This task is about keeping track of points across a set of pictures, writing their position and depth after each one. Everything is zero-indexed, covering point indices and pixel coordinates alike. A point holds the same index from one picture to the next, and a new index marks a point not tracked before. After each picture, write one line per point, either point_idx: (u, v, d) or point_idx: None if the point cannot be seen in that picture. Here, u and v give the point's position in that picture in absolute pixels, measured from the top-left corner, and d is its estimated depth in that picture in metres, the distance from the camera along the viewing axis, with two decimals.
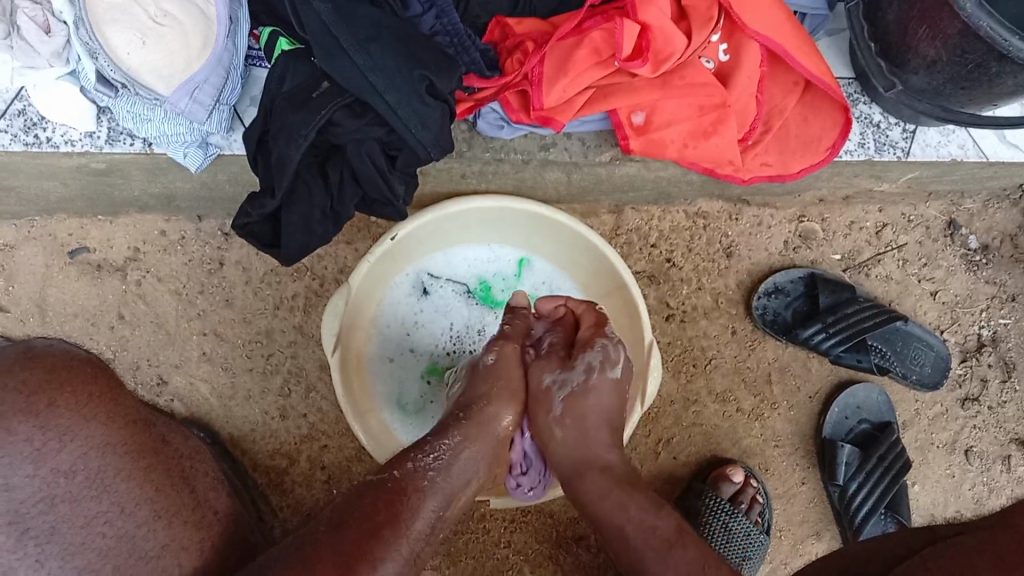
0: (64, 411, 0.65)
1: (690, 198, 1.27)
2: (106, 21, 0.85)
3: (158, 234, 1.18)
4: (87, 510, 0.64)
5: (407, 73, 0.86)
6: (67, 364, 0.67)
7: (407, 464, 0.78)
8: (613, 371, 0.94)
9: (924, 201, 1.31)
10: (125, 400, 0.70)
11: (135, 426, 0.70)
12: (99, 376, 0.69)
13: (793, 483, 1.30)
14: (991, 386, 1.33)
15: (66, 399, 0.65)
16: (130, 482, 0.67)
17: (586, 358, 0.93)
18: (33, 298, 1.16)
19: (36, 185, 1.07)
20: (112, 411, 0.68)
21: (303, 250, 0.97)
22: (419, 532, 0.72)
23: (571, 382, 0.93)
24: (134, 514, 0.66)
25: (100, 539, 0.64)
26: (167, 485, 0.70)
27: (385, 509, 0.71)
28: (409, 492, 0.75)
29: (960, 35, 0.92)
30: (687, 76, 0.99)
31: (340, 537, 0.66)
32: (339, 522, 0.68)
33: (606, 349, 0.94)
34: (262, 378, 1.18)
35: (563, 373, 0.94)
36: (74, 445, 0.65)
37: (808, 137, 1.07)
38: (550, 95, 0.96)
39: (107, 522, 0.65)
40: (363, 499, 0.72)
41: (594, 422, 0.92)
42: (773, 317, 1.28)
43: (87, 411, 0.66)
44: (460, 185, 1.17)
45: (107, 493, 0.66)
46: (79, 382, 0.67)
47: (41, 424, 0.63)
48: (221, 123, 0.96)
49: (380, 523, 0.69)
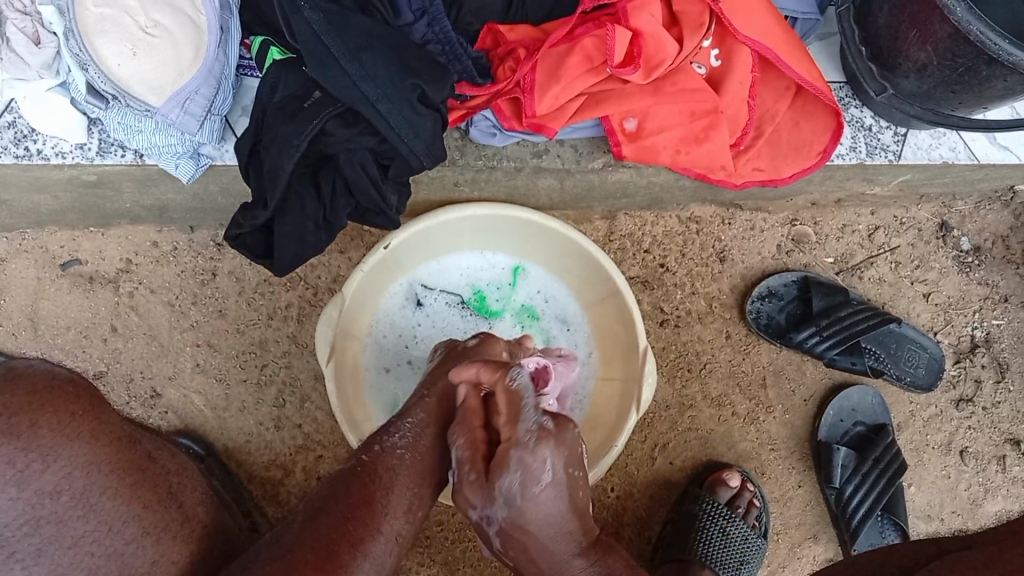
0: (46, 430, 0.63)
1: (682, 203, 1.27)
2: (96, 32, 0.85)
3: (150, 246, 1.18)
4: (73, 530, 0.63)
5: (399, 81, 0.86)
6: (49, 384, 0.66)
7: (376, 447, 0.80)
8: (540, 482, 0.74)
9: (915, 204, 1.32)
10: (110, 417, 0.69)
11: (121, 442, 0.70)
12: (81, 394, 0.68)
13: (790, 487, 1.30)
14: (985, 387, 1.33)
15: (49, 420, 0.64)
16: (114, 500, 0.67)
17: (504, 486, 0.74)
18: (25, 311, 1.16)
19: (27, 198, 1.06)
20: (96, 429, 0.67)
21: (296, 260, 0.97)
22: (396, 512, 0.76)
23: (495, 520, 0.76)
24: (121, 531, 0.66)
25: (88, 558, 0.64)
26: (154, 501, 0.70)
27: (360, 491, 0.74)
28: (382, 475, 0.77)
29: (950, 39, 0.92)
30: (678, 82, 0.99)
31: (315, 525, 0.68)
32: (315, 514, 0.70)
33: (524, 466, 0.74)
34: (256, 389, 1.18)
35: (487, 512, 0.76)
36: (59, 466, 0.64)
37: (799, 142, 1.07)
38: (542, 103, 0.96)
39: (95, 540, 0.64)
40: (341, 487, 0.74)
41: (538, 543, 0.76)
42: (767, 321, 1.28)
43: (71, 430, 0.65)
44: (453, 193, 1.17)
45: (92, 511, 0.65)
46: (62, 401, 0.65)
47: (24, 446, 0.62)
48: (213, 133, 0.96)
49: (358, 508, 0.72)
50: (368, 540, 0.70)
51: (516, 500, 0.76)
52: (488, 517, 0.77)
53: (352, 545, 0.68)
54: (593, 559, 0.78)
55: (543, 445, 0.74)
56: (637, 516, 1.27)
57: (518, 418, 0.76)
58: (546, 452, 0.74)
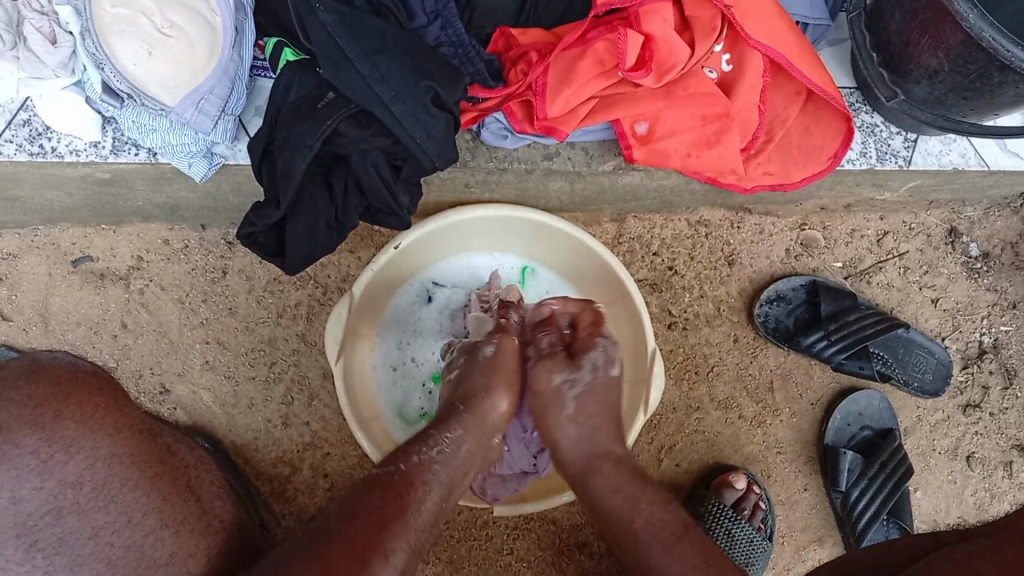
0: (71, 422, 0.65)
1: (692, 206, 1.28)
2: (112, 32, 0.86)
3: (161, 243, 1.18)
4: (95, 520, 0.64)
5: (413, 83, 0.86)
6: (74, 376, 0.68)
7: (412, 457, 0.79)
8: (615, 365, 0.94)
9: (924, 209, 1.32)
10: (132, 411, 0.71)
11: (141, 436, 0.70)
12: (104, 387, 0.69)
13: (796, 490, 1.30)
14: (992, 394, 1.33)
15: (73, 412, 0.65)
16: (135, 491, 0.67)
17: (591, 358, 0.93)
18: (35, 306, 1.16)
19: (39, 194, 1.07)
20: (118, 422, 0.68)
21: (307, 260, 0.98)
22: (423, 524, 0.75)
23: (579, 381, 0.91)
24: (141, 523, 0.66)
25: (108, 549, 0.64)
26: (173, 493, 0.70)
27: (393, 502, 0.73)
28: (414, 485, 0.76)
29: (962, 45, 0.93)
30: (689, 86, 0.99)
31: (348, 530, 0.68)
32: (349, 520, 0.69)
33: (609, 347, 0.95)
34: (265, 387, 1.18)
35: (572, 371, 0.92)
36: (81, 457, 0.64)
37: (810, 146, 1.07)
38: (554, 106, 0.96)
39: (114, 532, 0.65)
40: (370, 493, 0.73)
41: (608, 418, 0.91)
42: (775, 325, 1.28)
43: (94, 422, 0.66)
44: (463, 193, 1.17)
45: (113, 503, 0.65)
46: (86, 394, 0.67)
47: (48, 437, 0.63)
48: (226, 133, 0.96)
49: (388, 518, 0.71)
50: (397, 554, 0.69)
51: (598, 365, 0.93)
52: (571, 380, 0.92)
53: (385, 557, 0.68)
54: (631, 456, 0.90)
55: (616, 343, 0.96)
56: None
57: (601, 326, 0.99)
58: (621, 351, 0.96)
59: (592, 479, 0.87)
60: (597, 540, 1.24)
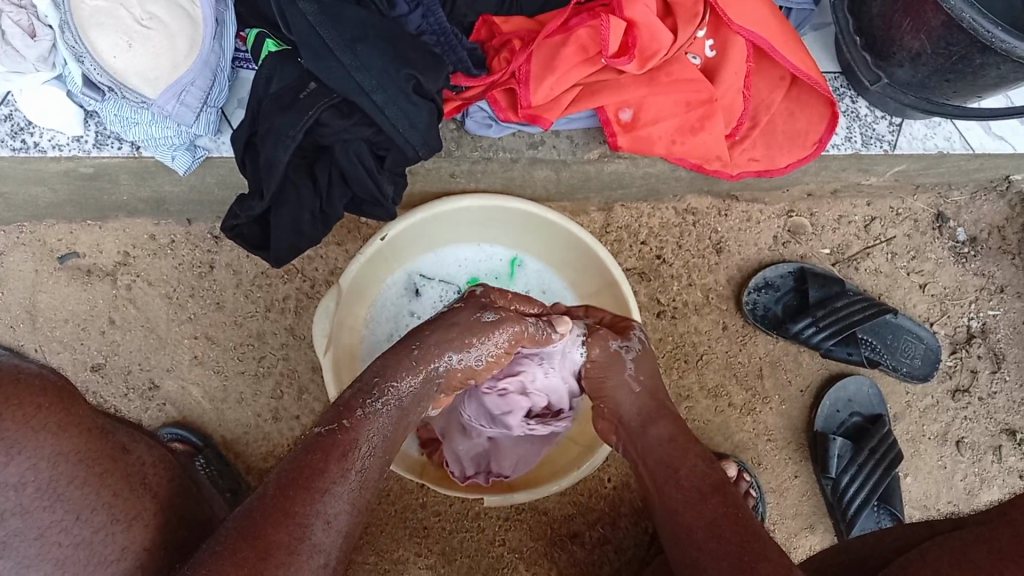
0: (11, 424, 0.60)
1: (679, 194, 1.28)
2: (91, 25, 0.86)
3: (147, 238, 1.18)
4: (39, 520, 0.61)
5: (395, 72, 0.86)
6: (14, 378, 0.62)
7: (357, 412, 0.78)
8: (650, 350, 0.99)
9: (911, 194, 1.32)
10: (79, 409, 0.66)
11: (92, 433, 0.66)
12: (49, 386, 0.65)
13: (787, 477, 1.30)
14: (981, 378, 1.33)
15: (14, 413, 0.61)
16: (83, 488, 0.64)
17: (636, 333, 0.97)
18: (23, 304, 1.16)
19: (23, 189, 1.07)
20: (63, 421, 0.64)
21: (292, 251, 0.98)
22: (369, 481, 0.75)
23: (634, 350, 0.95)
24: (89, 520, 0.63)
25: (55, 548, 0.61)
26: (126, 490, 0.67)
27: (338, 460, 0.73)
28: (359, 443, 0.76)
29: (944, 27, 0.93)
30: (673, 72, 0.99)
31: (290, 500, 0.68)
32: (290, 482, 0.69)
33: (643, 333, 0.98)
34: (254, 381, 1.18)
35: (624, 338, 0.96)
36: (23, 457, 0.60)
37: (794, 132, 1.07)
38: (537, 94, 0.96)
39: (62, 530, 0.62)
40: (312, 453, 0.72)
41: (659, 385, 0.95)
42: (763, 312, 1.28)
43: (36, 422, 0.62)
44: (450, 184, 1.17)
45: (60, 501, 0.62)
46: (28, 393, 0.62)
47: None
48: (209, 126, 0.96)
49: (331, 480, 0.71)
50: (342, 518, 0.71)
51: (631, 352, 0.95)
52: (624, 347, 0.95)
53: (327, 523, 0.69)
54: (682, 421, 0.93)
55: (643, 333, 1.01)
56: (635, 505, 1.25)
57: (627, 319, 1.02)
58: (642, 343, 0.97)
59: (653, 428, 0.89)
60: (589, 530, 1.24)
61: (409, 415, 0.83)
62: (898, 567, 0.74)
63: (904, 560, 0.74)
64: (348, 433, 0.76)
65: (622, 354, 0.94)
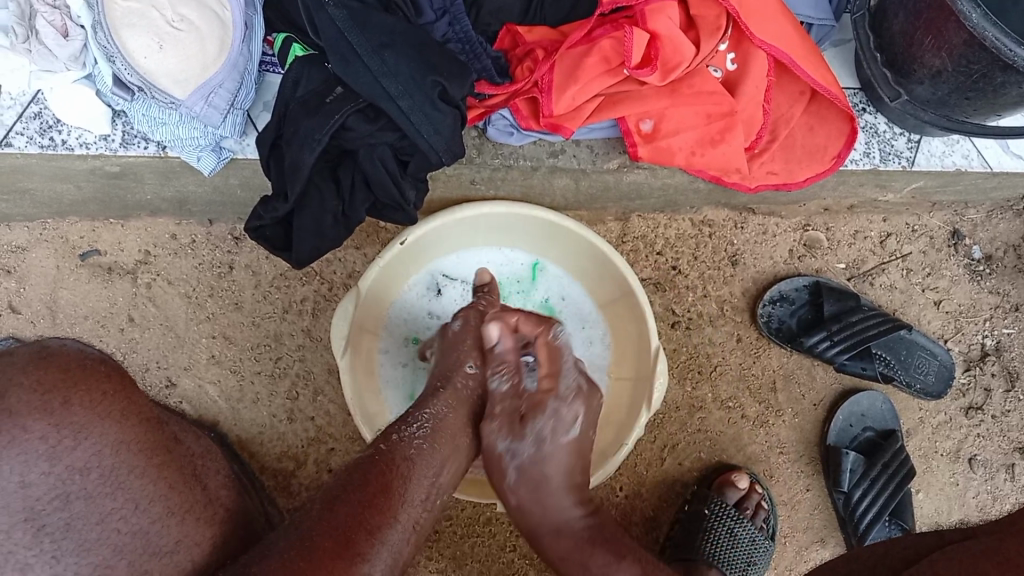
0: (78, 410, 0.60)
1: (696, 206, 1.28)
2: (123, 25, 0.86)
3: (168, 238, 1.19)
4: (101, 507, 0.61)
5: (421, 78, 0.87)
6: (82, 364, 0.62)
7: (393, 436, 0.81)
8: (567, 432, 0.91)
9: (927, 212, 1.32)
10: (141, 398, 0.66)
11: (150, 424, 0.66)
12: (112, 373, 0.65)
13: (798, 490, 1.31)
14: (994, 396, 1.33)
15: (81, 399, 0.61)
16: (142, 480, 0.64)
17: (536, 428, 0.89)
18: (44, 300, 1.17)
19: (49, 187, 1.08)
20: (125, 409, 0.64)
21: (315, 253, 0.99)
22: (414, 500, 0.76)
23: (521, 454, 0.89)
24: (147, 510, 0.63)
25: (113, 536, 0.61)
26: (180, 484, 0.67)
27: (377, 479, 0.74)
28: (397, 461, 0.78)
29: (965, 45, 0.93)
30: (695, 84, 1.00)
31: (333, 511, 0.68)
32: (331, 499, 0.70)
33: (558, 416, 0.91)
34: (270, 381, 1.19)
35: (514, 440, 0.89)
36: (88, 443, 0.60)
37: (813, 146, 1.08)
38: (560, 103, 0.97)
39: (121, 517, 0.62)
40: (356, 473, 0.75)
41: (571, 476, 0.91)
42: (778, 325, 1.29)
43: (101, 408, 0.62)
44: (469, 191, 1.18)
45: (121, 489, 0.62)
46: (94, 379, 0.62)
47: (57, 423, 0.59)
48: (235, 127, 0.98)
49: (374, 494, 0.72)
50: (385, 528, 0.70)
51: (518, 457, 0.89)
52: (512, 449, 0.89)
53: (370, 533, 0.68)
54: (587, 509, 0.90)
55: (578, 401, 0.92)
56: (645, 515, 1.27)
57: (559, 375, 0.94)
58: (579, 407, 0.92)
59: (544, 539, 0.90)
60: None
61: (460, 445, 0.87)
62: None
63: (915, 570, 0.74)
64: (384, 454, 0.78)
65: (504, 460, 0.89)
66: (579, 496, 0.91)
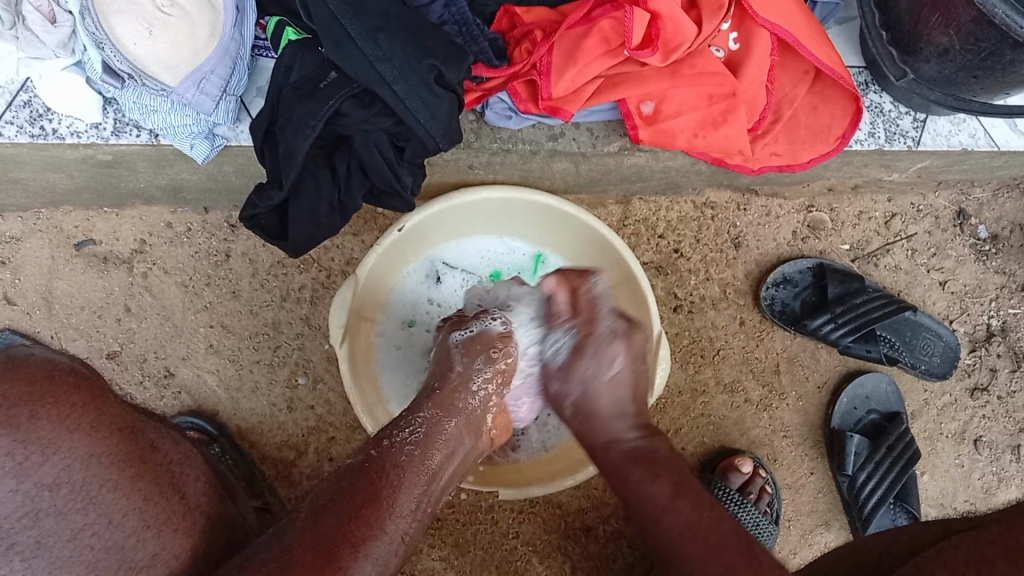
0: (46, 422, 0.60)
1: (697, 188, 1.26)
2: (111, 11, 0.84)
3: (164, 226, 1.18)
4: (74, 522, 0.60)
5: (416, 61, 0.85)
6: (52, 375, 0.62)
7: (383, 440, 0.80)
8: (610, 371, 0.88)
9: (932, 191, 1.31)
10: (113, 406, 0.65)
11: (124, 432, 0.65)
12: (82, 382, 0.64)
13: (802, 474, 1.30)
14: (1000, 376, 1.32)
15: (49, 411, 0.60)
16: (116, 492, 0.63)
17: (584, 368, 0.88)
18: (38, 291, 1.16)
19: (40, 177, 1.06)
20: (97, 420, 0.63)
21: (312, 242, 0.97)
22: (403, 509, 0.74)
23: (571, 394, 0.89)
24: (121, 524, 0.63)
25: (89, 551, 0.60)
26: (156, 493, 0.66)
27: (364, 487, 0.73)
28: (387, 468, 0.76)
29: (974, 23, 0.91)
30: (696, 65, 0.98)
31: (317, 524, 0.67)
32: (319, 508, 0.70)
33: (599, 356, 0.88)
34: (269, 370, 1.18)
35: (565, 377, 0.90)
36: (60, 456, 0.60)
37: (818, 127, 1.06)
38: (559, 86, 0.95)
39: (94, 532, 0.61)
40: (344, 481, 0.74)
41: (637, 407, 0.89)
42: (781, 308, 1.27)
43: (71, 421, 0.61)
44: (467, 176, 1.16)
45: (93, 503, 0.61)
46: (63, 391, 0.61)
47: (24, 437, 0.58)
48: (228, 113, 0.96)
49: (358, 503, 0.71)
50: (370, 540, 0.69)
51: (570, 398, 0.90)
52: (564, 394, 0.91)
53: (354, 546, 0.67)
54: (646, 433, 0.86)
55: (619, 342, 0.89)
56: None
57: (595, 320, 0.90)
58: (617, 349, 0.89)
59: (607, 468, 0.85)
60: (603, 524, 1.23)
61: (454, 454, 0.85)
62: (910, 566, 0.72)
63: (918, 559, 0.73)
64: (376, 459, 0.77)
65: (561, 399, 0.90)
66: (639, 420, 0.87)
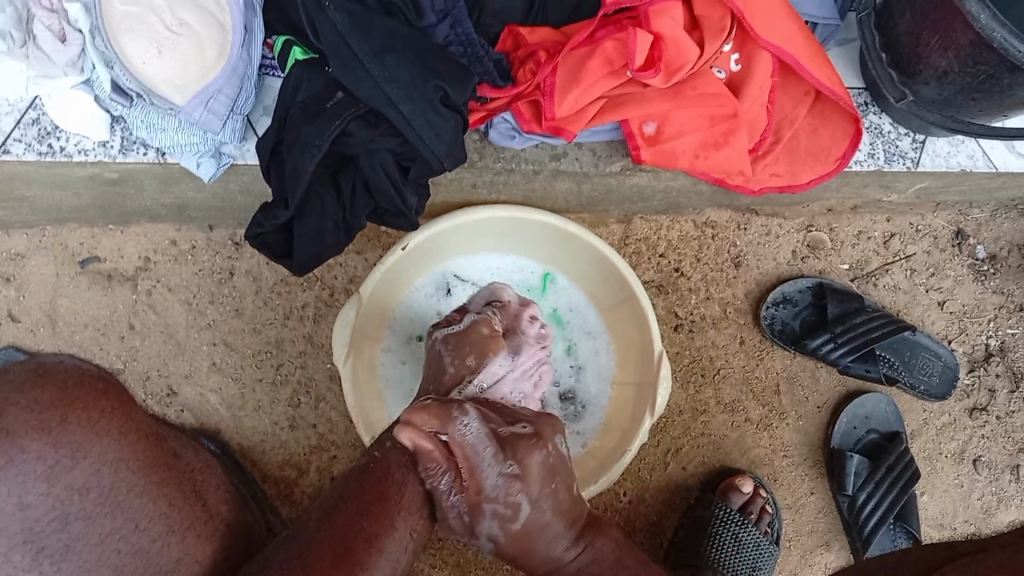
0: (76, 428, 0.62)
1: (698, 207, 1.27)
2: (122, 29, 0.87)
3: (168, 244, 1.18)
4: (100, 526, 0.63)
5: (423, 82, 0.86)
6: (83, 381, 0.64)
7: (387, 443, 0.81)
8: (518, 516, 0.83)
9: (931, 211, 1.31)
10: (137, 414, 0.68)
11: (149, 440, 0.68)
12: (111, 390, 0.66)
13: (802, 493, 1.30)
14: (999, 397, 1.33)
15: (78, 417, 0.62)
16: (141, 497, 0.66)
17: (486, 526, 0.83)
18: (43, 308, 1.16)
19: (47, 195, 1.07)
20: (124, 427, 0.66)
21: (315, 261, 0.98)
22: (410, 506, 0.76)
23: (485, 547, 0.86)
24: (147, 529, 0.65)
25: (116, 555, 0.63)
26: (180, 499, 0.69)
27: (372, 488, 0.75)
28: (392, 470, 0.77)
29: (972, 46, 0.92)
30: (698, 86, 0.99)
31: (332, 522, 0.70)
32: (328, 511, 0.72)
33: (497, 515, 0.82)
34: (271, 389, 1.18)
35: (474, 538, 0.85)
36: (88, 462, 0.62)
37: (818, 148, 1.07)
38: (562, 107, 0.96)
39: (121, 536, 0.64)
40: (352, 484, 0.75)
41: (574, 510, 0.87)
42: (781, 327, 1.28)
43: (100, 427, 0.64)
44: (470, 195, 1.17)
45: (121, 508, 0.64)
46: (92, 398, 0.64)
47: (53, 441, 0.61)
48: (235, 133, 0.97)
49: (366, 505, 0.73)
50: (384, 536, 0.71)
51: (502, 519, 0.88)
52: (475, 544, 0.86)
53: (368, 541, 0.70)
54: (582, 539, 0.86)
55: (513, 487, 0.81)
56: (649, 521, 1.27)
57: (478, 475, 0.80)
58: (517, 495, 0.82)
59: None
60: None
61: None
62: None
63: None
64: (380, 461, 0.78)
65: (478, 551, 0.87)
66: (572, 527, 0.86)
